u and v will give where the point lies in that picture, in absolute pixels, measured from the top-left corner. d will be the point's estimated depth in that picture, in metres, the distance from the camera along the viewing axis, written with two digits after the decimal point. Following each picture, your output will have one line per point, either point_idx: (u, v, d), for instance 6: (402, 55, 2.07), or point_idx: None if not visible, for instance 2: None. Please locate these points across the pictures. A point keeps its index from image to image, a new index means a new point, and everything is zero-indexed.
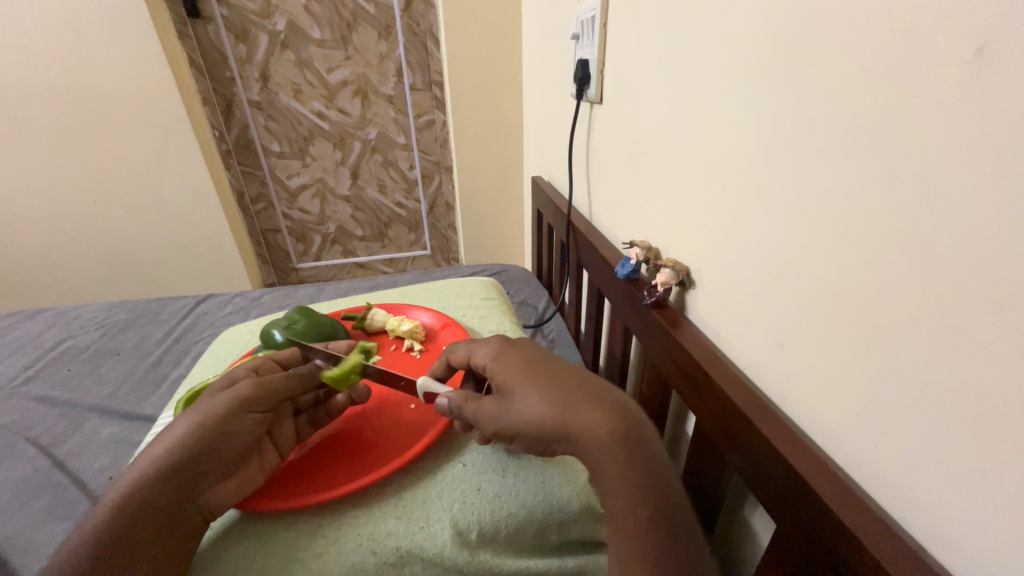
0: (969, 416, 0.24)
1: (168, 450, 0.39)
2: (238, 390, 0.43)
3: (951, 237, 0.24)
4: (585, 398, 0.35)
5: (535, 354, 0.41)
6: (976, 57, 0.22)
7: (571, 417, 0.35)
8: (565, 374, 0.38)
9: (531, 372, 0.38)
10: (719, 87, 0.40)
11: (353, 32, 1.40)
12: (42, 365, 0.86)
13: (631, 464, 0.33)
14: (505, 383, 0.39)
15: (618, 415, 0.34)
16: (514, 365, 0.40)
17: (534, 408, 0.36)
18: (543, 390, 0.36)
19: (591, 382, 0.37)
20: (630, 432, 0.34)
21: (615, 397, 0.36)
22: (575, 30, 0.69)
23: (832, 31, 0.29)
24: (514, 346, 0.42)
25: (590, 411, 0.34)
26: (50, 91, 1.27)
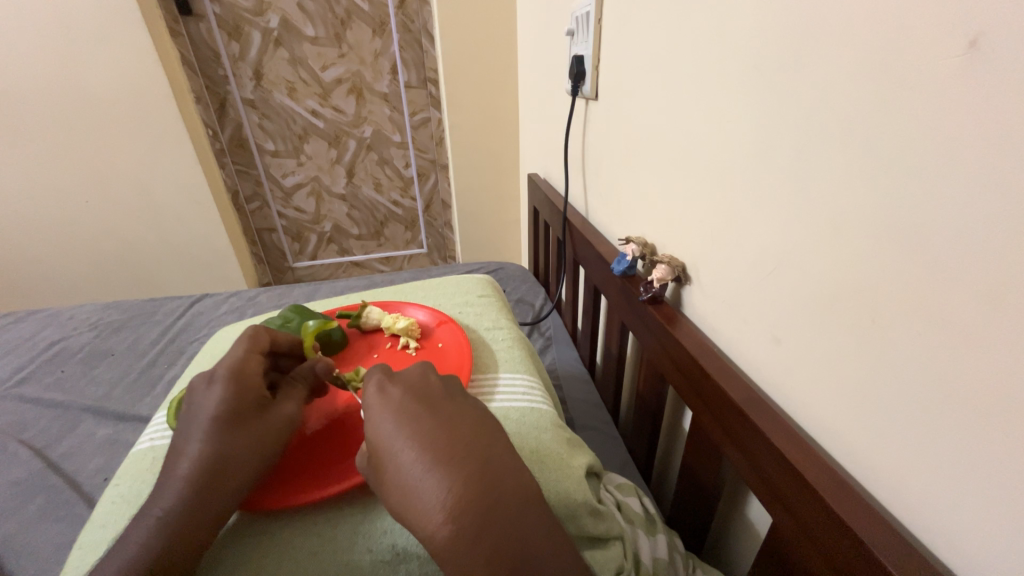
0: (961, 407, 0.24)
1: (232, 467, 0.38)
2: (290, 413, 0.43)
3: (942, 229, 0.24)
4: (433, 472, 0.30)
5: (414, 408, 0.34)
6: (968, 49, 0.22)
7: (415, 494, 0.30)
8: (430, 435, 0.32)
9: (397, 428, 0.33)
10: (714, 82, 0.40)
11: (346, 29, 1.39)
12: (36, 366, 0.85)
13: (480, 550, 0.28)
14: (371, 438, 0.34)
15: (465, 500, 0.29)
16: (383, 425, 0.34)
17: (390, 478, 0.32)
18: (399, 456, 0.32)
19: (453, 446, 0.31)
20: (482, 514, 0.29)
21: (478, 468, 0.30)
22: (570, 26, 0.69)
23: (825, 24, 0.29)
24: (396, 387, 0.36)
25: (432, 492, 0.29)
26: (40, 90, 1.26)
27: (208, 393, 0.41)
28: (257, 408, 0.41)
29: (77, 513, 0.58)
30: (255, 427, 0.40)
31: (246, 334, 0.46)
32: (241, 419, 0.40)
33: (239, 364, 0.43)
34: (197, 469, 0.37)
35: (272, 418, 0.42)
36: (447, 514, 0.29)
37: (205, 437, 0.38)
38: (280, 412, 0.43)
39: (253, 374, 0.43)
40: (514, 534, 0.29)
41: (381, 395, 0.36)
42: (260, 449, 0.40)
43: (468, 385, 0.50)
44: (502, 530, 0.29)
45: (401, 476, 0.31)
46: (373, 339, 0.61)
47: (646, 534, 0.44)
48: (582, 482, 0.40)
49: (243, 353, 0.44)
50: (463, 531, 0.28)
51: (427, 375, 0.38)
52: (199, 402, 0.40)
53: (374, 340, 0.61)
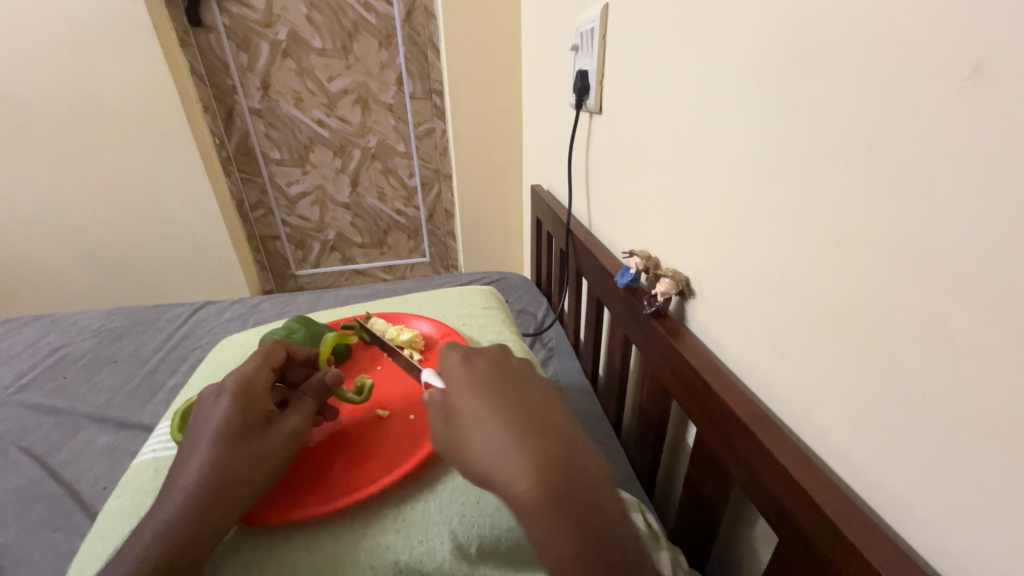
0: (965, 426, 0.24)
1: (230, 479, 0.38)
2: (295, 427, 0.42)
3: (945, 248, 0.24)
4: (516, 440, 0.32)
5: (499, 382, 0.37)
6: (972, 73, 0.22)
7: (495, 461, 0.32)
8: (510, 410, 0.34)
9: (482, 400, 0.35)
10: (719, 100, 0.40)
11: (353, 41, 1.41)
12: (38, 372, 0.85)
13: (561, 520, 0.29)
14: (453, 406, 0.36)
15: (551, 464, 0.30)
16: (470, 394, 0.36)
17: (471, 445, 0.33)
18: (485, 424, 0.33)
19: (533, 421, 0.33)
20: (562, 485, 0.30)
21: (561, 438, 0.32)
22: (574, 41, 0.70)
23: (827, 45, 0.29)
24: (475, 368, 0.39)
25: (513, 459, 0.31)
26: (51, 98, 1.28)
27: (218, 405, 0.41)
28: (263, 423, 0.41)
29: (75, 522, 0.58)
30: (259, 442, 0.40)
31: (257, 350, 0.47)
32: (245, 432, 0.40)
33: (247, 377, 0.44)
34: (198, 483, 0.37)
35: (276, 432, 0.41)
36: (529, 481, 0.30)
37: (208, 451, 0.39)
38: (285, 427, 0.42)
39: (262, 390, 0.43)
40: (590, 513, 0.30)
41: (460, 373, 0.39)
42: (262, 464, 0.39)
43: None
44: (581, 504, 0.30)
45: (481, 444, 0.33)
46: (376, 351, 0.61)
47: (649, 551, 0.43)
48: None
49: (253, 369, 0.45)
50: (543, 493, 0.30)
51: (509, 357, 0.41)
52: (207, 415, 0.41)
53: (377, 351, 0.61)
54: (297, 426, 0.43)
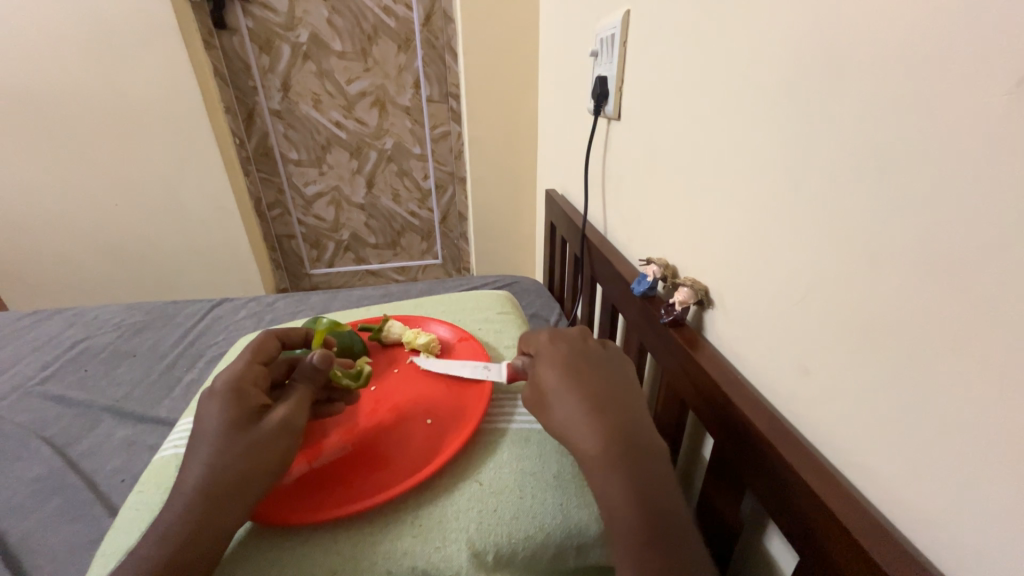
0: (1000, 449, 0.23)
1: (226, 480, 0.37)
2: (284, 418, 0.42)
3: (980, 265, 0.23)
4: (587, 414, 0.37)
5: (579, 359, 0.42)
6: (1014, 89, 0.21)
7: (571, 424, 0.37)
8: (591, 383, 0.39)
9: (560, 374, 0.40)
10: (745, 110, 0.40)
11: (373, 44, 1.42)
12: (61, 364, 0.87)
13: (624, 481, 0.34)
14: (538, 377, 0.42)
15: (611, 436, 0.35)
16: (552, 367, 0.41)
17: (552, 411, 0.39)
18: (562, 396, 0.39)
19: (608, 396, 0.38)
20: (626, 452, 0.35)
21: (623, 418, 0.37)
22: (594, 48, 0.70)
23: (860, 54, 0.29)
24: (563, 342, 0.44)
25: (588, 426, 0.36)
26: (79, 97, 1.32)
27: (206, 405, 0.41)
28: (255, 421, 0.41)
29: (93, 513, 0.59)
30: (255, 442, 0.40)
31: (246, 349, 0.47)
32: (237, 431, 0.40)
33: (235, 376, 0.44)
34: (200, 490, 0.37)
35: (267, 426, 0.41)
36: (596, 442, 0.35)
37: (204, 457, 0.38)
38: (274, 419, 0.42)
39: (253, 388, 0.44)
40: (652, 479, 0.34)
41: (550, 345, 0.44)
42: (261, 464, 0.39)
43: (488, 406, 0.51)
44: (640, 470, 0.34)
45: (560, 408, 0.38)
46: (392, 353, 0.61)
47: None
48: None
49: (243, 367, 0.45)
50: (603, 459, 0.35)
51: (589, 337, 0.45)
52: (200, 417, 0.41)
53: (393, 353, 0.61)
54: (290, 421, 0.42)
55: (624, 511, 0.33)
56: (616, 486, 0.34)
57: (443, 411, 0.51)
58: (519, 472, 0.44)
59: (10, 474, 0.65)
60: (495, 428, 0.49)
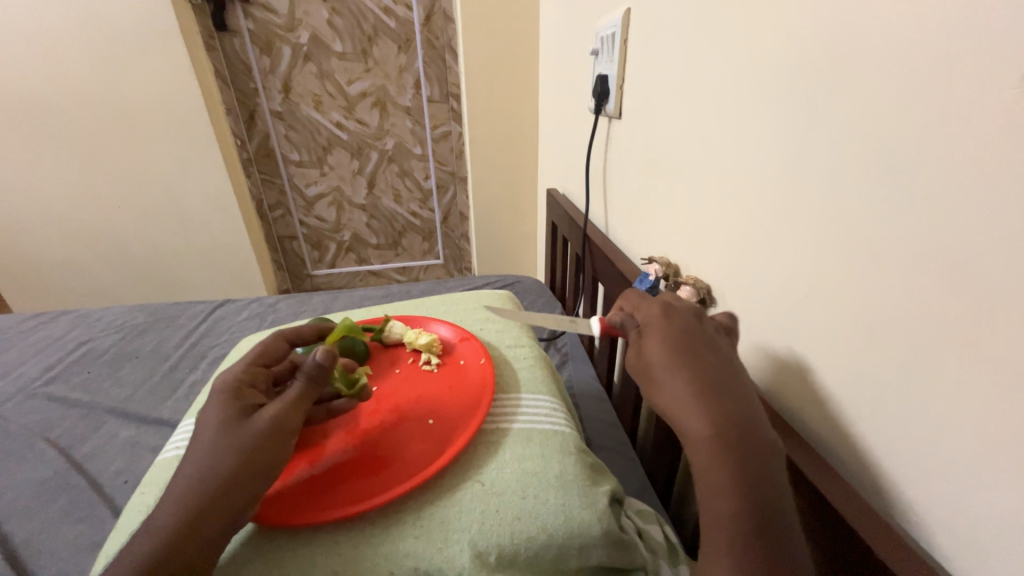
0: (1009, 448, 0.23)
1: (213, 478, 0.37)
2: (273, 416, 0.41)
3: (985, 263, 0.23)
4: (700, 394, 0.33)
5: (695, 333, 0.37)
6: (1021, 83, 0.21)
7: (682, 406, 0.34)
8: (707, 365, 0.35)
9: (675, 347, 0.36)
10: (747, 108, 0.39)
11: (373, 45, 1.42)
12: (64, 366, 0.87)
13: (738, 473, 0.30)
14: (648, 345, 0.38)
15: (726, 420, 0.32)
16: (666, 338, 0.37)
17: (661, 383, 0.35)
18: (674, 370, 0.35)
19: (726, 380, 0.34)
20: (745, 447, 0.31)
21: (740, 404, 0.33)
22: (594, 46, 0.70)
23: (863, 50, 0.29)
24: (676, 315, 0.39)
25: (701, 406, 0.33)
26: (81, 100, 1.32)
27: (206, 406, 0.42)
28: (249, 421, 0.40)
29: (97, 515, 0.59)
30: (247, 443, 0.39)
31: (248, 351, 0.47)
32: (226, 429, 0.39)
33: (238, 377, 0.44)
34: (190, 491, 0.36)
35: (255, 424, 0.40)
36: (709, 424, 0.32)
37: (197, 455, 0.38)
38: (263, 417, 0.41)
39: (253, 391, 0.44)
40: (763, 475, 0.31)
41: (660, 316, 0.39)
42: (249, 464, 0.38)
43: (490, 406, 0.51)
44: (755, 467, 0.31)
45: (672, 382, 0.35)
46: (394, 353, 0.62)
47: (666, 564, 0.44)
48: (607, 513, 0.41)
49: (246, 370, 0.46)
50: (715, 444, 0.31)
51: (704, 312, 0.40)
52: (200, 417, 0.41)
53: (395, 354, 0.61)
54: (283, 421, 0.41)
55: (734, 502, 0.30)
56: (729, 477, 0.30)
57: (445, 411, 0.51)
58: (522, 472, 0.44)
59: (14, 475, 0.65)
60: (497, 429, 0.49)
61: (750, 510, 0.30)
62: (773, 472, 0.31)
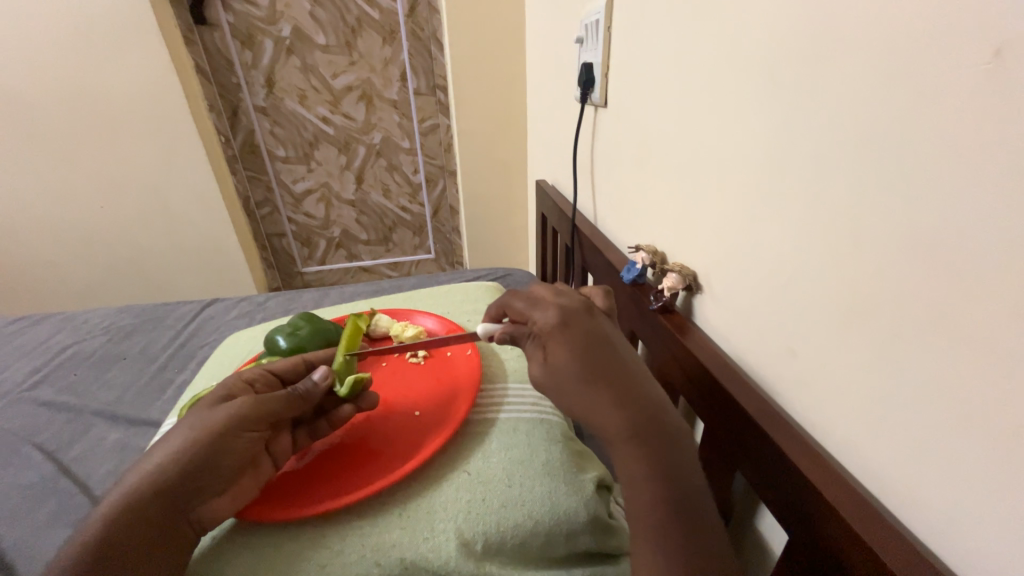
0: (983, 422, 0.23)
1: (168, 461, 0.38)
2: (236, 407, 0.42)
3: (961, 240, 0.23)
4: (616, 402, 0.36)
5: (592, 338, 0.39)
6: (993, 58, 0.21)
7: (601, 414, 0.36)
8: (613, 368, 0.37)
9: (581, 361, 0.37)
10: (729, 92, 0.39)
11: (357, 37, 1.40)
12: (50, 369, 0.86)
13: (655, 468, 0.34)
14: (554, 360, 0.38)
15: (641, 422, 0.35)
16: (570, 352, 0.38)
17: (575, 396, 0.37)
18: (587, 384, 0.36)
19: (630, 379, 0.37)
20: (658, 442, 0.35)
21: (648, 404, 0.36)
22: (579, 34, 0.69)
23: (841, 30, 0.28)
24: (576, 321, 0.40)
25: (617, 414, 0.36)
26: (59, 98, 1.29)
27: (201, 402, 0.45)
28: (215, 412, 0.42)
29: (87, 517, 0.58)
30: (208, 433, 0.40)
31: (274, 362, 0.51)
32: (194, 418, 0.42)
33: (244, 378, 0.47)
34: (148, 479, 0.38)
35: (218, 414, 0.42)
36: (628, 430, 0.35)
37: (166, 441, 0.40)
38: (225, 408, 0.42)
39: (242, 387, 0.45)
40: (674, 462, 0.35)
41: (561, 327, 0.39)
42: (202, 450, 0.39)
43: (476, 397, 0.51)
44: (667, 457, 0.35)
45: (586, 395, 0.36)
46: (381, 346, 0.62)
47: None
48: (592, 498, 0.41)
49: (256, 373, 0.48)
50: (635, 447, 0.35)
51: (592, 310, 0.42)
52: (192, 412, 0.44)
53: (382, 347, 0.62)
54: (245, 414, 0.42)
55: (656, 492, 0.34)
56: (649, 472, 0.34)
57: (430, 403, 0.51)
58: (508, 461, 0.44)
59: (1, 480, 0.64)
60: (484, 419, 0.49)
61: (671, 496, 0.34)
62: (684, 458, 0.35)
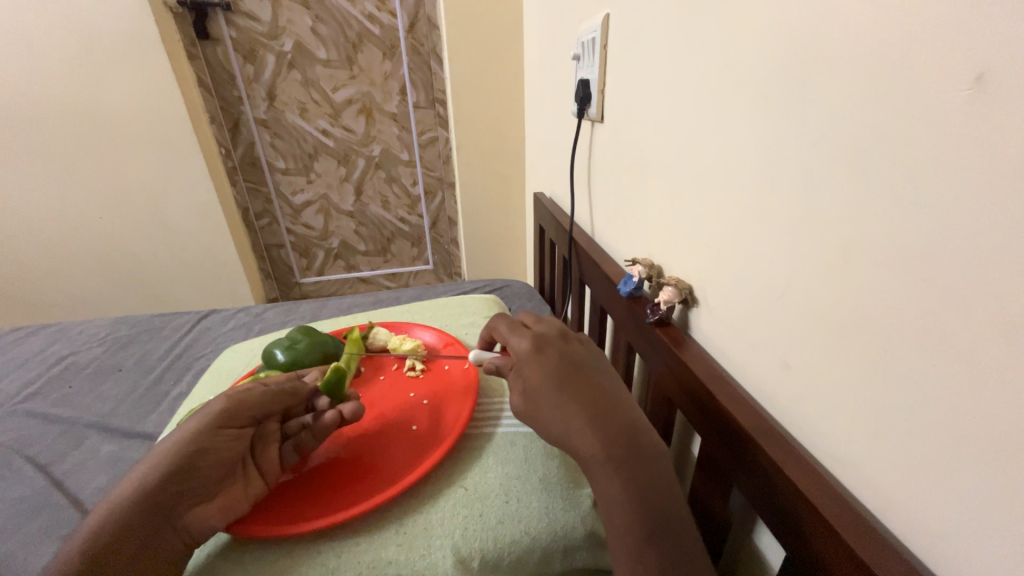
0: (973, 438, 0.24)
1: (151, 467, 0.40)
2: (214, 406, 0.43)
3: (952, 258, 0.24)
4: (587, 417, 0.36)
5: (565, 362, 0.41)
6: (974, 84, 0.22)
7: (575, 431, 0.36)
8: (584, 384, 0.38)
9: (552, 381, 0.39)
10: (722, 112, 0.40)
11: (358, 52, 1.42)
12: (45, 381, 0.86)
13: (631, 486, 0.33)
14: (529, 382, 0.40)
15: (614, 437, 0.35)
16: (541, 373, 0.40)
17: (547, 416, 0.38)
18: (557, 402, 0.37)
19: (603, 395, 0.38)
20: (635, 458, 0.34)
21: (625, 420, 0.36)
22: (576, 51, 0.70)
23: (829, 56, 0.29)
24: (548, 346, 0.43)
25: (589, 430, 0.35)
26: (61, 110, 1.30)
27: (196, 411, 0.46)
28: (196, 417, 0.43)
29: None
30: (189, 435, 0.41)
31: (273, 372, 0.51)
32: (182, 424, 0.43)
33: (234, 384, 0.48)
34: (133, 486, 0.39)
35: (199, 416, 0.43)
36: (600, 445, 0.34)
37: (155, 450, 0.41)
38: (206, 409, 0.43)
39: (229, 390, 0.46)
40: (654, 480, 0.34)
41: (533, 349, 0.42)
42: (181, 454, 0.40)
43: (474, 411, 0.51)
44: (648, 475, 0.34)
45: (557, 414, 0.37)
46: (379, 359, 0.62)
47: None
48: (590, 514, 0.41)
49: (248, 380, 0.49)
50: (607, 462, 0.34)
51: (569, 339, 0.44)
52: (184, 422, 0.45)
53: (380, 360, 0.62)
54: (225, 411, 0.43)
55: (636, 513, 0.33)
56: (624, 490, 0.33)
57: (427, 417, 0.51)
58: (506, 476, 0.44)
59: None
60: (482, 433, 0.49)
61: (653, 515, 0.33)
62: (668, 478, 0.34)
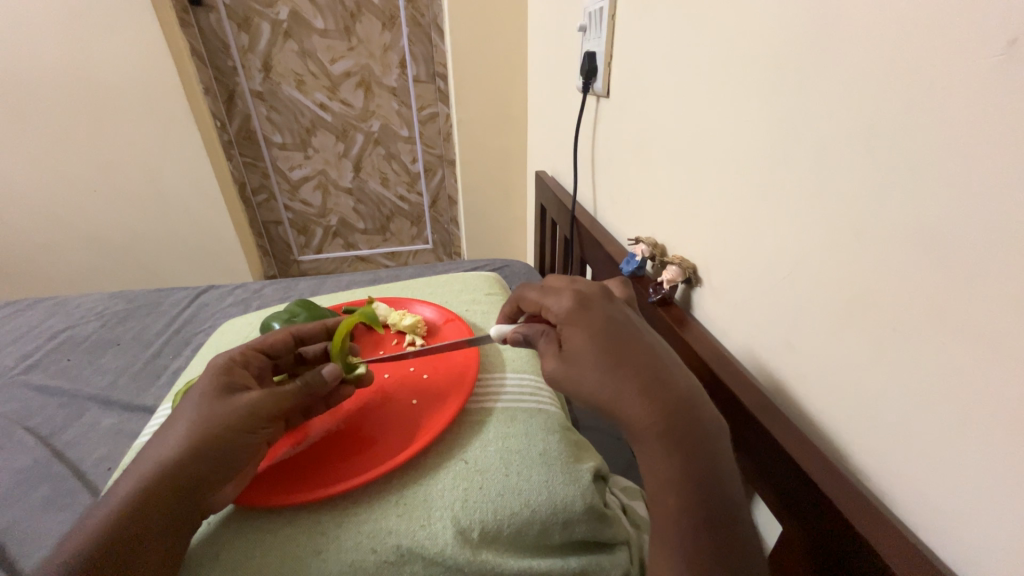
0: (982, 416, 0.23)
1: (176, 456, 0.38)
2: (249, 399, 0.42)
3: (970, 233, 0.23)
4: (641, 389, 0.35)
5: (611, 324, 0.39)
6: (1007, 48, 0.21)
7: (628, 402, 0.35)
8: (634, 352, 0.37)
9: (601, 347, 0.37)
10: (735, 84, 0.38)
11: (356, 22, 1.38)
12: (42, 354, 0.85)
13: (685, 460, 0.33)
14: (572, 346, 0.38)
15: (669, 410, 0.34)
16: (588, 337, 0.38)
17: (590, 385, 0.36)
18: (608, 371, 0.36)
19: (656, 364, 0.37)
20: (688, 433, 0.34)
21: (677, 392, 0.35)
22: (582, 22, 0.68)
23: (852, 21, 0.28)
24: (591, 305, 0.41)
25: (644, 403, 0.35)
26: (49, 78, 1.26)
27: (194, 385, 0.44)
28: (219, 402, 0.41)
29: (82, 502, 0.58)
30: (222, 427, 0.40)
31: (252, 338, 0.51)
32: (206, 410, 0.40)
33: (230, 359, 0.46)
34: (154, 468, 0.37)
35: (232, 405, 0.41)
36: (655, 419, 0.34)
37: (176, 436, 0.39)
38: (242, 397, 0.42)
39: (242, 372, 0.45)
40: (707, 455, 0.34)
41: (577, 309, 0.40)
42: (214, 445, 0.39)
43: (473, 385, 0.51)
44: (699, 449, 0.34)
45: (607, 382, 0.36)
46: (379, 334, 0.62)
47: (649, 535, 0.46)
48: (589, 488, 0.42)
49: (243, 356, 0.48)
50: (663, 435, 0.34)
51: (610, 300, 0.42)
52: (188, 401, 0.42)
53: (380, 335, 0.62)
54: (261, 408, 0.42)
55: (681, 490, 0.33)
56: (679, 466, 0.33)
57: (428, 391, 0.51)
58: (513, 449, 0.44)
59: None
60: (481, 408, 0.49)
61: (687, 488, 0.33)
62: (717, 451, 0.34)
